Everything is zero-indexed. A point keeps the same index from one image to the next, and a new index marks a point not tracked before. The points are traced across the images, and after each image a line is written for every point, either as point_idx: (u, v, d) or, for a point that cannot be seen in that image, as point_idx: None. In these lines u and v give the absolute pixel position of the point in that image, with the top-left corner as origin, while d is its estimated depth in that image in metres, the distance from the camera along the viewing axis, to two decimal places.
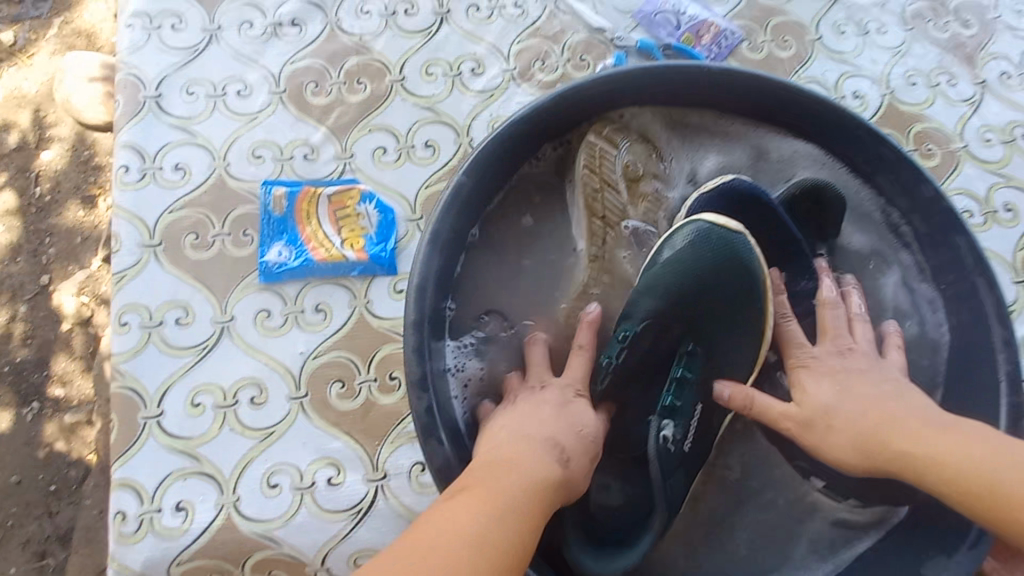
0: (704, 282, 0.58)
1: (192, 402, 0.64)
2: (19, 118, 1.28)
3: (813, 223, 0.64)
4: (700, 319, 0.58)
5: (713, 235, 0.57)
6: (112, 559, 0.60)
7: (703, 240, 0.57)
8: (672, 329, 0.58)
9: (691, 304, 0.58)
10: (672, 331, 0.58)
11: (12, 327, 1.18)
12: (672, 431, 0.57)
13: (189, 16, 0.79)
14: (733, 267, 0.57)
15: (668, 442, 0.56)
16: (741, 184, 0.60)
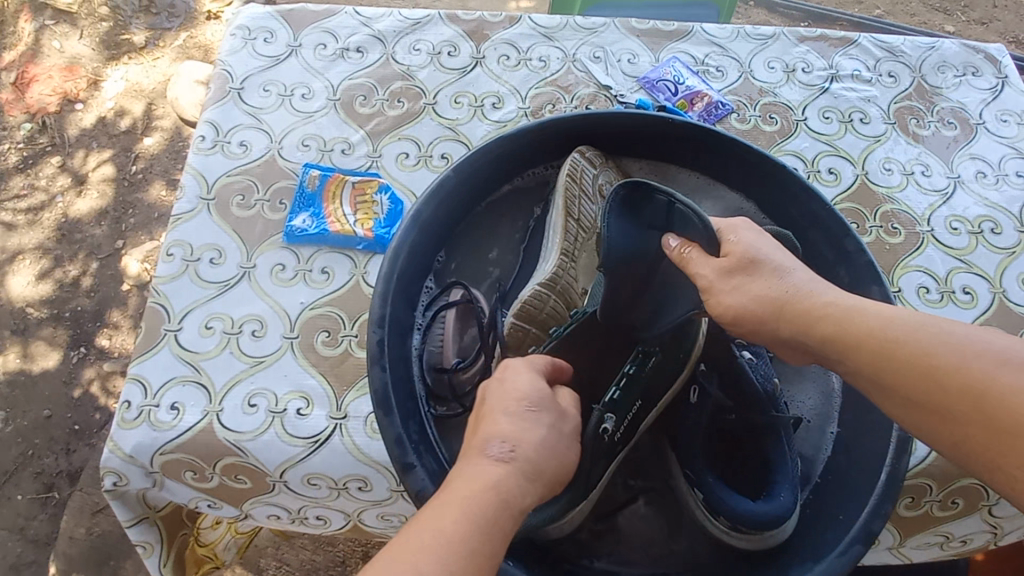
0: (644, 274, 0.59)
1: (205, 324, 0.78)
2: (134, 108, 1.70)
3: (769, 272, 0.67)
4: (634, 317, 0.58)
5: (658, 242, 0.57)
6: (111, 439, 0.72)
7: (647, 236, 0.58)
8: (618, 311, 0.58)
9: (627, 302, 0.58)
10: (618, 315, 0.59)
11: (83, 278, 1.49)
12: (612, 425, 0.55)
13: (279, 34, 1.00)
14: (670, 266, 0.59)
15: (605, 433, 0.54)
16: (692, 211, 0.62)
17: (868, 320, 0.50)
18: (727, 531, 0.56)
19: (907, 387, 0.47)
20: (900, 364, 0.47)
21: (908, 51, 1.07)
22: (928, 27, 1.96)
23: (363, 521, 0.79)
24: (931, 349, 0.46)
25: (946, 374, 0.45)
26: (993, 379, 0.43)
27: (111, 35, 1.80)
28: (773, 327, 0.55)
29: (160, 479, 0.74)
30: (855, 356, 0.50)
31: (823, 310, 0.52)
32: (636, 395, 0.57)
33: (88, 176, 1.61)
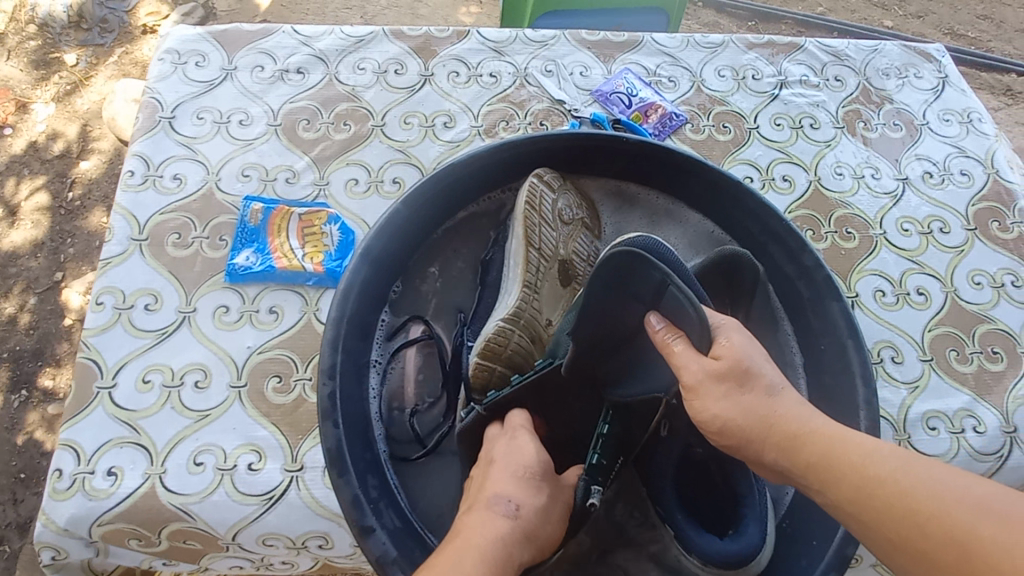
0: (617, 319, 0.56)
1: (142, 378, 0.72)
2: (68, 130, 1.59)
3: (729, 294, 0.67)
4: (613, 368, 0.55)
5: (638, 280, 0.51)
6: (42, 513, 0.65)
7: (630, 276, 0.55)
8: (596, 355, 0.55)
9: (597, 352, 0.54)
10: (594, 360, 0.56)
11: (19, 316, 1.38)
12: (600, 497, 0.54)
13: (212, 56, 0.94)
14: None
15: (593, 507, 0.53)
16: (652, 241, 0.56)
17: (850, 452, 0.45)
18: (702, 567, 0.54)
19: (893, 530, 0.42)
20: (886, 504, 0.43)
21: (853, 54, 1.09)
22: (869, 22, 2.02)
23: (332, 561, 0.73)
24: (920, 492, 0.42)
25: (932, 522, 0.40)
26: (987, 534, 0.38)
27: (39, 53, 1.69)
28: (757, 448, 0.49)
29: (103, 548, 0.68)
30: (838, 491, 0.45)
31: (808, 435, 0.47)
32: (614, 450, 0.56)
33: (20, 207, 1.49)
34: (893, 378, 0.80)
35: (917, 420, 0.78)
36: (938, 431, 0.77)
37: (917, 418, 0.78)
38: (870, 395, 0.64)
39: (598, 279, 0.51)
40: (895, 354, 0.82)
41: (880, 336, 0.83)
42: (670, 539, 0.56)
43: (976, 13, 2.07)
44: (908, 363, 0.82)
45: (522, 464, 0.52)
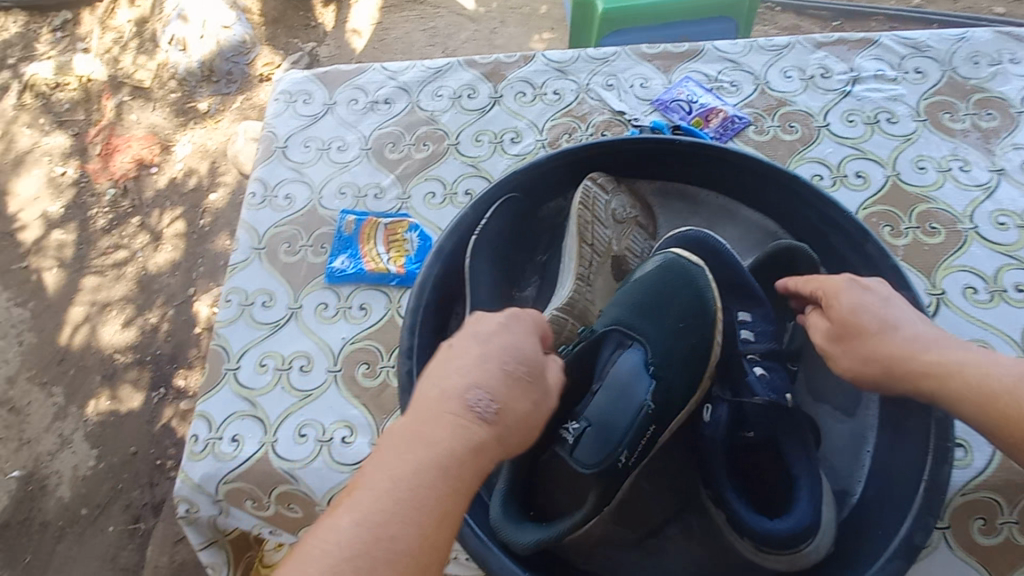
0: (665, 303, 0.65)
1: (260, 363, 0.86)
2: (201, 167, 1.89)
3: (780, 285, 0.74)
4: (661, 334, 0.64)
5: (677, 267, 0.67)
6: (182, 471, 0.79)
7: (668, 266, 0.67)
8: (635, 340, 0.64)
9: (642, 317, 0.65)
10: (634, 342, 0.64)
11: (161, 324, 1.65)
12: (626, 456, 0.58)
13: (316, 95, 1.10)
14: (691, 291, 0.65)
15: (619, 463, 0.58)
16: (695, 235, 0.71)
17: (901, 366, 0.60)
18: (757, 551, 0.58)
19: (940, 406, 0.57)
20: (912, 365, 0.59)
21: (936, 44, 1.04)
22: (974, 10, 1.87)
23: None
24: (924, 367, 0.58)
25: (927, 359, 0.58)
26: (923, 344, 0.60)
27: (179, 103, 2.02)
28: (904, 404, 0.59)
29: (224, 508, 0.80)
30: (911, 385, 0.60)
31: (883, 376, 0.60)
32: (648, 417, 0.60)
33: (163, 233, 1.79)
34: None
35: None
36: None
37: None
38: None
39: (655, 275, 0.67)
40: None
41: (971, 335, 0.78)
42: (724, 522, 0.61)
43: None
44: None
45: (501, 374, 0.51)
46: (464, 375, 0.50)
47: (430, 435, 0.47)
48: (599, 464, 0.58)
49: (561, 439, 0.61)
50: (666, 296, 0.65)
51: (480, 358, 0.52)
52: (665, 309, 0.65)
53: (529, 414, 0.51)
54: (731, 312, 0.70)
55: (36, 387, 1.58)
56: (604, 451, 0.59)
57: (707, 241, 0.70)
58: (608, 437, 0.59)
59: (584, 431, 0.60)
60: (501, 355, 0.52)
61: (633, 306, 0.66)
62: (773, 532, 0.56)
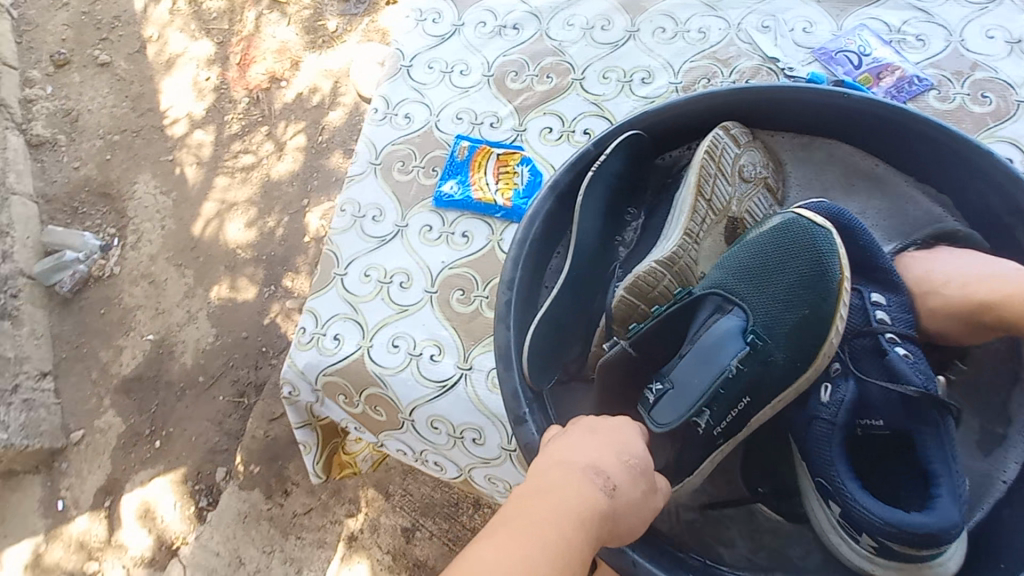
0: (778, 270, 0.59)
1: (365, 272, 0.90)
2: (324, 85, 1.98)
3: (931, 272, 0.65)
4: (771, 305, 0.58)
5: (798, 231, 0.59)
6: (289, 357, 0.87)
7: (786, 227, 0.60)
8: (736, 305, 0.60)
9: (753, 285, 0.59)
10: (734, 307, 0.60)
11: (276, 229, 1.80)
12: (705, 420, 0.58)
13: (446, 14, 1.08)
14: (811, 256, 0.57)
15: (696, 426, 0.58)
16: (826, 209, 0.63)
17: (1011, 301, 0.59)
18: (869, 557, 0.55)
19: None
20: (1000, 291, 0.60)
21: None
22: None
23: (473, 478, 0.87)
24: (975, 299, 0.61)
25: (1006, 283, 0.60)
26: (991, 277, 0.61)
27: (311, 20, 2.09)
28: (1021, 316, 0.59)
29: (321, 397, 0.88)
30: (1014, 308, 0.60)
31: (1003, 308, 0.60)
32: (741, 390, 0.57)
33: (285, 144, 1.92)
34: None
35: None
36: None
37: None
38: None
39: (768, 240, 0.60)
40: None
41: None
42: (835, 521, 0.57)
43: None
44: None
45: (620, 465, 0.54)
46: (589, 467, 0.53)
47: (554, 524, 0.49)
48: (676, 423, 0.58)
49: (643, 394, 0.62)
50: (778, 262, 0.59)
51: (599, 449, 0.55)
52: (779, 277, 0.58)
53: (633, 510, 0.54)
54: (862, 293, 0.63)
55: (172, 267, 1.81)
56: (684, 411, 0.58)
57: (840, 215, 0.62)
58: (692, 396, 0.59)
59: (664, 392, 0.60)
60: (617, 450, 0.55)
61: (739, 269, 0.61)
62: (901, 533, 0.51)
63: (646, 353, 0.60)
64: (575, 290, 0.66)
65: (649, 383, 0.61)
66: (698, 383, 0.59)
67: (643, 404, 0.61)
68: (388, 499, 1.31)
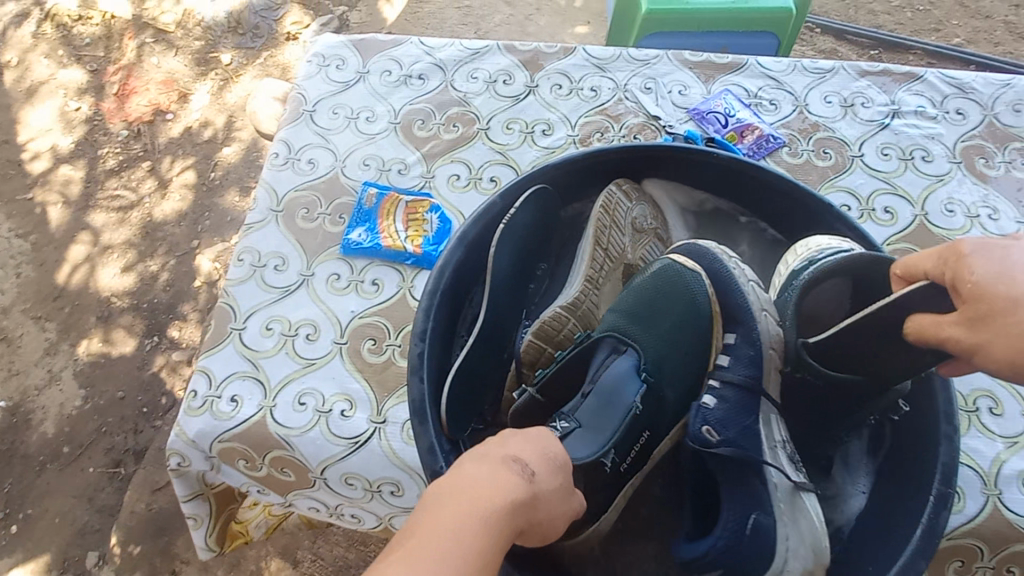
0: (661, 311, 0.66)
1: (266, 325, 0.85)
2: (217, 120, 1.87)
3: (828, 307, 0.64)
4: (657, 341, 0.65)
5: (672, 273, 0.66)
6: (178, 424, 0.79)
7: (664, 271, 0.67)
8: (629, 346, 0.66)
9: (642, 325, 0.66)
10: (628, 348, 0.66)
11: (160, 273, 1.63)
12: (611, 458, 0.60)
13: (350, 61, 1.08)
14: (685, 296, 0.65)
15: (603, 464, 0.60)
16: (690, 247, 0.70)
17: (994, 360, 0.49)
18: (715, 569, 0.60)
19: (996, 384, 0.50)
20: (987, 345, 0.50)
21: (980, 88, 1.02)
22: (1014, 57, 1.85)
23: (393, 526, 0.83)
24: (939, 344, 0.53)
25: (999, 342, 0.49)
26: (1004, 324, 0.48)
27: (202, 52, 1.99)
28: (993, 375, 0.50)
29: (216, 464, 0.81)
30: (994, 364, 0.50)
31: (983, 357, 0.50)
32: (642, 424, 0.63)
33: (172, 182, 1.77)
34: (988, 429, 0.75)
35: (1013, 477, 0.72)
36: None
37: (1013, 476, 0.72)
38: (951, 432, 0.62)
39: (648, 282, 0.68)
40: (995, 405, 0.77)
41: (978, 384, 0.78)
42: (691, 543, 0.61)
43: None
44: (1010, 416, 0.76)
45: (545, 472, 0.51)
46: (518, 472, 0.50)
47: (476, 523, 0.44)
48: (585, 459, 0.59)
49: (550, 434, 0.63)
50: (660, 304, 0.66)
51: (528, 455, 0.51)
52: (660, 318, 0.66)
53: (558, 510, 0.51)
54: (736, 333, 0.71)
55: (30, 321, 1.57)
56: (596, 446, 0.61)
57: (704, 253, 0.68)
58: (600, 434, 0.62)
59: (570, 430, 0.62)
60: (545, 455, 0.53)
61: (629, 312, 0.67)
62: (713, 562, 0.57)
63: (551, 399, 0.66)
64: (488, 339, 0.68)
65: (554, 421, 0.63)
66: (605, 421, 0.63)
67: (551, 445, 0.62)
68: (296, 567, 1.19)
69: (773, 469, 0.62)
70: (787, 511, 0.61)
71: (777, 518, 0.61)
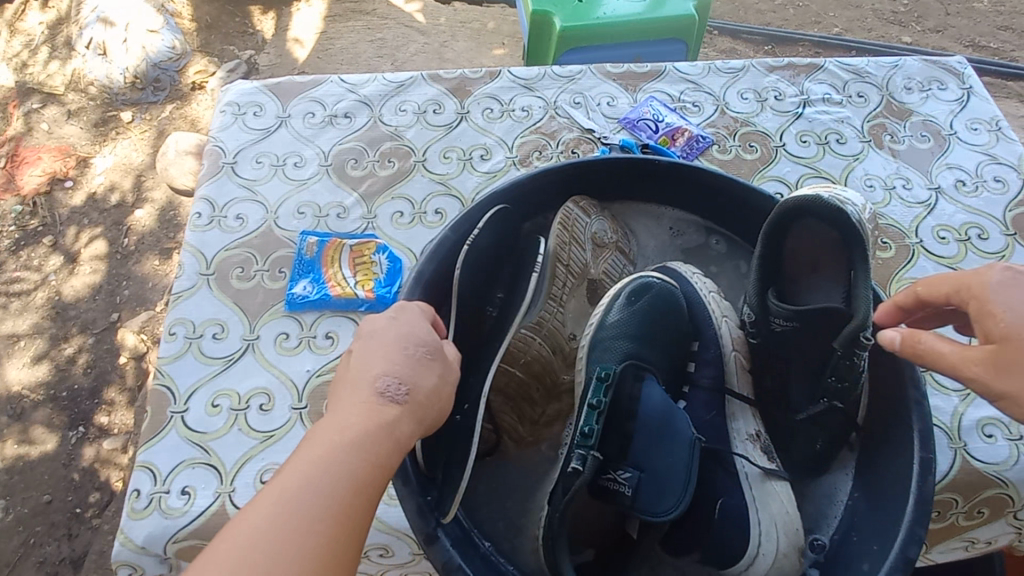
0: (659, 330, 0.72)
1: (212, 403, 0.77)
2: (124, 182, 1.73)
3: (772, 257, 0.69)
4: (659, 354, 0.71)
5: (654, 288, 0.73)
6: (121, 532, 0.69)
7: (647, 289, 0.72)
8: (649, 371, 0.68)
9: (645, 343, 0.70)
10: (649, 373, 0.67)
11: (78, 356, 1.47)
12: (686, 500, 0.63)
13: (268, 107, 1.02)
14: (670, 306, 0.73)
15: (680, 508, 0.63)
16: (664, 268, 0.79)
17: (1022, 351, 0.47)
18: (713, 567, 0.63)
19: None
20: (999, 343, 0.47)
21: (873, 71, 1.11)
22: (885, 40, 2.04)
23: None
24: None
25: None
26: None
27: (99, 112, 1.85)
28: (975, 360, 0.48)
29: (175, 564, 0.71)
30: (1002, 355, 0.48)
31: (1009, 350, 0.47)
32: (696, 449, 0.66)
33: (80, 254, 1.61)
34: (943, 386, 0.80)
35: (972, 427, 0.76)
36: (995, 439, 0.75)
37: (973, 426, 0.76)
38: (922, 396, 0.63)
39: (638, 301, 0.71)
40: None
41: None
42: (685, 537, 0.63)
43: (996, 24, 2.07)
44: None
45: (404, 359, 0.50)
46: (373, 365, 0.50)
47: (342, 414, 0.46)
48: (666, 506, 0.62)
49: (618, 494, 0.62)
50: (657, 322, 0.71)
51: (383, 351, 0.51)
52: (657, 334, 0.71)
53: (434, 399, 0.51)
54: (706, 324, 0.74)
55: None
56: (681, 485, 0.63)
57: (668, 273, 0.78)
58: (677, 478, 0.63)
59: (638, 480, 0.63)
60: (400, 342, 0.52)
61: (634, 334, 0.70)
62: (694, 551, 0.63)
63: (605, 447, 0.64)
64: None
65: (617, 475, 0.63)
66: (675, 463, 0.63)
67: (626, 505, 0.62)
68: None
69: (743, 459, 0.67)
70: (757, 499, 0.64)
71: (747, 504, 0.64)
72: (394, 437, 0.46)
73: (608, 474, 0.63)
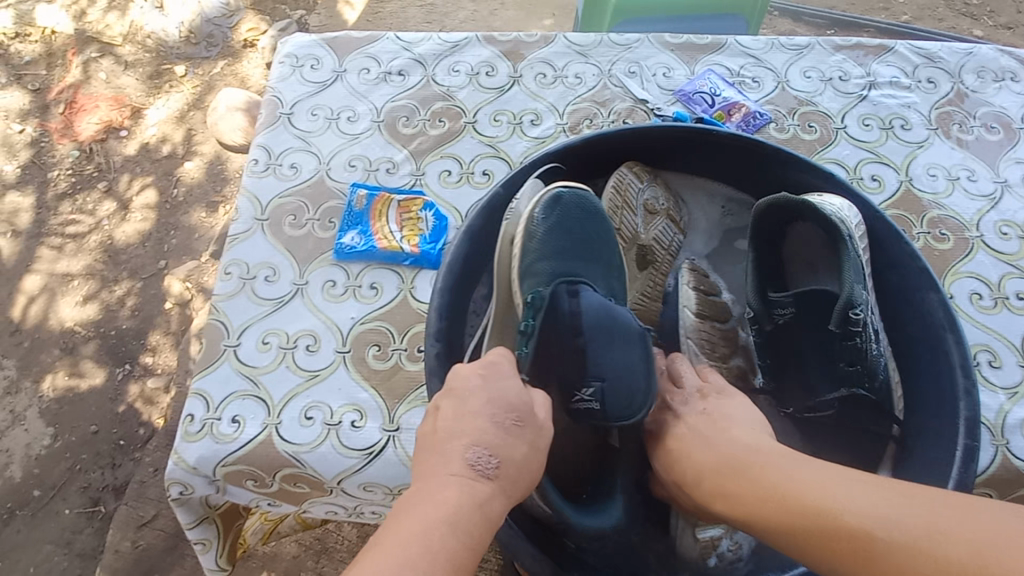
0: (582, 241, 0.70)
1: (262, 340, 0.81)
2: (176, 135, 1.78)
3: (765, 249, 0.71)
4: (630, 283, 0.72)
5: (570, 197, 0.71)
6: (175, 451, 0.74)
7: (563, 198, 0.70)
8: (580, 282, 0.66)
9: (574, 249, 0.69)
10: (579, 283, 0.66)
11: (127, 298, 1.55)
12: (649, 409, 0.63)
13: (325, 60, 1.04)
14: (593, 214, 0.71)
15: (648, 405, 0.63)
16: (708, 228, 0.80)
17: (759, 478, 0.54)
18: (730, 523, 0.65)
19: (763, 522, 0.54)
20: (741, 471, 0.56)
21: (947, 56, 1.06)
22: (957, 31, 1.93)
23: None
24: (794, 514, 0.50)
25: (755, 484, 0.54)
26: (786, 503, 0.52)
27: (153, 65, 1.90)
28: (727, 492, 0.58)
29: (222, 487, 0.76)
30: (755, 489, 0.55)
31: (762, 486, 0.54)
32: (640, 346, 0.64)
33: (131, 202, 1.68)
34: (990, 382, 0.77)
35: (1016, 426, 0.74)
36: None
37: (1018, 425, 0.74)
38: (971, 386, 0.63)
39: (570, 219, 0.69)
40: (993, 358, 0.79)
41: (976, 339, 0.80)
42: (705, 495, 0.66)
43: None
44: (1007, 368, 0.78)
45: (495, 429, 0.53)
46: (464, 434, 0.52)
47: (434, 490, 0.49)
48: (628, 411, 0.62)
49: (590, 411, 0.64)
50: (574, 229, 0.70)
51: (474, 418, 0.53)
52: (580, 249, 0.69)
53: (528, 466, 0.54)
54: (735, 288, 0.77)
55: None
56: (643, 377, 0.63)
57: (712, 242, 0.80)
58: (637, 377, 0.63)
59: (602, 391, 0.63)
60: (487, 409, 0.54)
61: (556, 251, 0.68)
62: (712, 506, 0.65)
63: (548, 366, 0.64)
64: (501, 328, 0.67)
65: (583, 394, 0.63)
66: (631, 359, 0.63)
67: (600, 417, 0.63)
68: None
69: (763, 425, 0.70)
70: None
71: None
72: (484, 513, 0.48)
73: (574, 395, 0.64)
